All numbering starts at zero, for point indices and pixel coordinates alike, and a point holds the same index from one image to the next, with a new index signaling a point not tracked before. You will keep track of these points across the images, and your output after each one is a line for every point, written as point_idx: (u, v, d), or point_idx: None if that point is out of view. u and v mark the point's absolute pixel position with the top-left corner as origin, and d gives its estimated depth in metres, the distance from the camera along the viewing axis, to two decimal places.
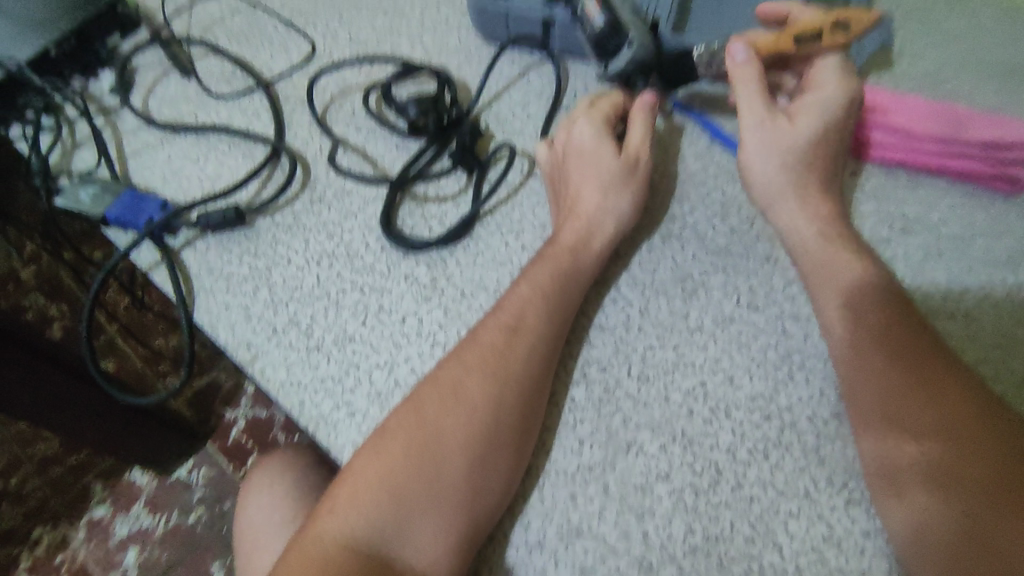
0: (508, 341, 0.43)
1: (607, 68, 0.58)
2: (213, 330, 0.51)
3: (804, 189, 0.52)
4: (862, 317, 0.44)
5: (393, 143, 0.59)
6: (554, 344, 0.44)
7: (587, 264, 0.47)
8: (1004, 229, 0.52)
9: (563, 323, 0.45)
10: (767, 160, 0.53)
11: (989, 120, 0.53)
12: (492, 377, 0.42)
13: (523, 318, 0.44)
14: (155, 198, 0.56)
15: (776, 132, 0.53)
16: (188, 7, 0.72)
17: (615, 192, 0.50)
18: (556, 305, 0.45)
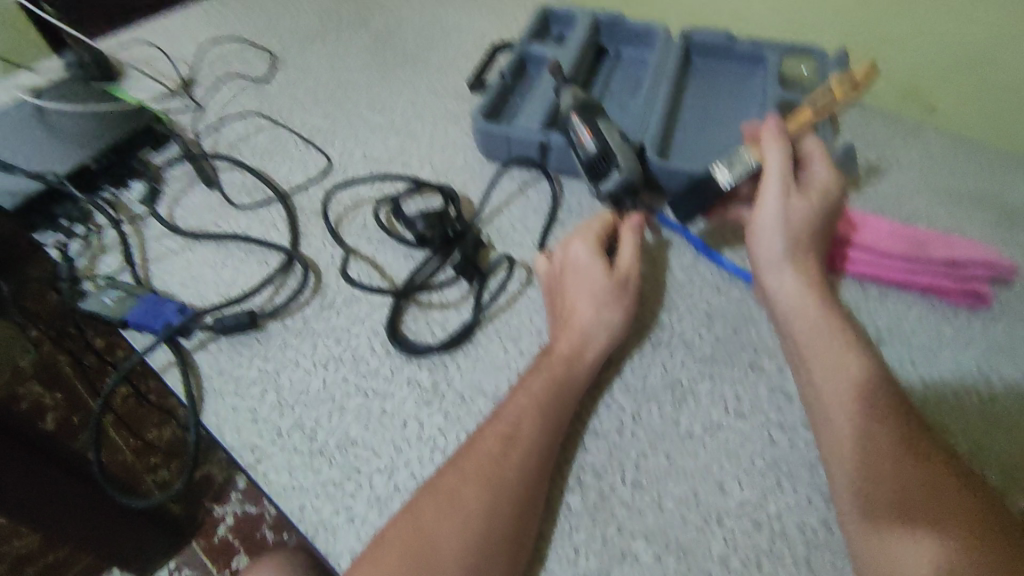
0: (504, 450, 0.45)
1: (597, 189, 0.63)
2: (219, 433, 0.52)
3: (801, 277, 0.53)
4: (849, 412, 0.46)
5: (401, 253, 0.64)
6: (549, 454, 0.46)
7: (581, 375, 0.50)
8: (970, 340, 0.56)
9: (559, 432, 0.47)
10: (779, 237, 0.55)
11: (950, 242, 0.58)
12: (487, 485, 0.43)
13: (520, 427, 0.46)
14: (174, 302, 0.59)
15: (795, 203, 0.55)
16: (217, 126, 0.80)
17: (607, 307, 0.53)
18: (551, 415, 0.47)
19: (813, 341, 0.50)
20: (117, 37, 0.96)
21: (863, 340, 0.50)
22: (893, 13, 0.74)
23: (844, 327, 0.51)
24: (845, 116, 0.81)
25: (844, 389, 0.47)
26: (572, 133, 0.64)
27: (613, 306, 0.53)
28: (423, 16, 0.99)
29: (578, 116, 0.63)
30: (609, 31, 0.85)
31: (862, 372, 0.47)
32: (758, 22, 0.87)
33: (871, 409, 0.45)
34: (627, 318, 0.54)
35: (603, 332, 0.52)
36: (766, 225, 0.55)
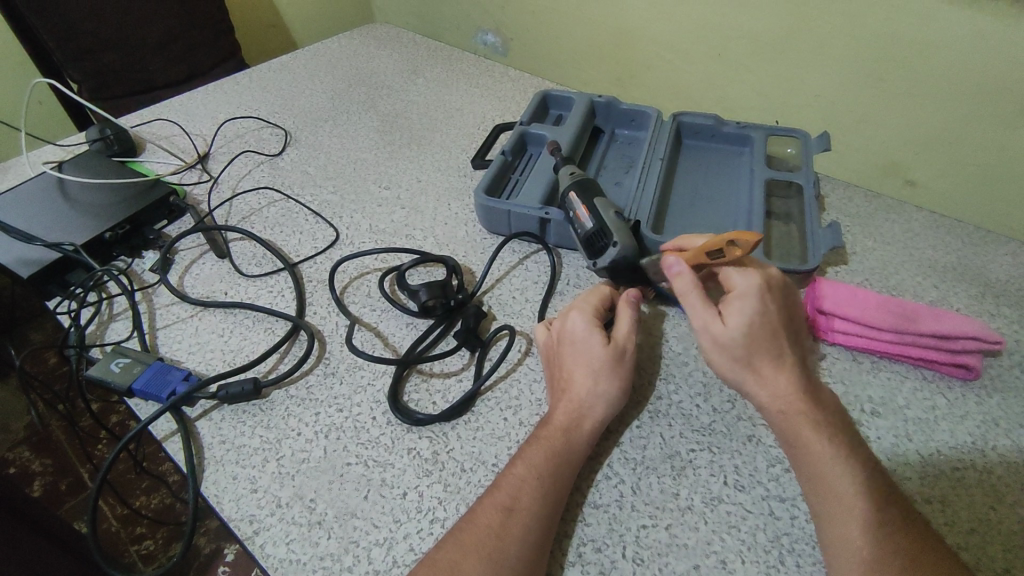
0: (501, 523, 0.44)
1: (593, 263, 0.65)
2: (217, 503, 0.52)
3: (764, 383, 0.51)
4: (832, 495, 0.45)
5: (404, 322, 0.66)
6: (549, 525, 0.46)
7: (579, 446, 0.50)
8: (964, 414, 0.56)
9: (557, 501, 0.47)
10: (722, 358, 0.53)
11: (938, 314, 0.59)
12: (485, 560, 0.43)
13: (518, 499, 0.46)
14: (180, 370, 0.60)
15: (714, 327, 0.52)
16: (229, 200, 0.84)
17: (603, 378, 0.53)
18: (550, 485, 0.47)
19: (792, 423, 0.49)
20: (139, 114, 1.02)
21: (844, 427, 0.49)
22: (869, 100, 0.79)
23: (824, 414, 0.50)
24: (829, 194, 0.86)
25: (827, 473, 0.46)
26: (571, 212, 0.67)
27: (610, 376, 0.53)
28: (429, 99, 1.05)
29: (576, 196, 0.67)
30: (604, 113, 0.91)
31: (847, 453, 0.47)
32: (743, 106, 0.93)
33: (858, 494, 0.45)
34: (625, 387, 0.54)
35: (600, 403, 0.52)
36: (709, 354, 0.53)
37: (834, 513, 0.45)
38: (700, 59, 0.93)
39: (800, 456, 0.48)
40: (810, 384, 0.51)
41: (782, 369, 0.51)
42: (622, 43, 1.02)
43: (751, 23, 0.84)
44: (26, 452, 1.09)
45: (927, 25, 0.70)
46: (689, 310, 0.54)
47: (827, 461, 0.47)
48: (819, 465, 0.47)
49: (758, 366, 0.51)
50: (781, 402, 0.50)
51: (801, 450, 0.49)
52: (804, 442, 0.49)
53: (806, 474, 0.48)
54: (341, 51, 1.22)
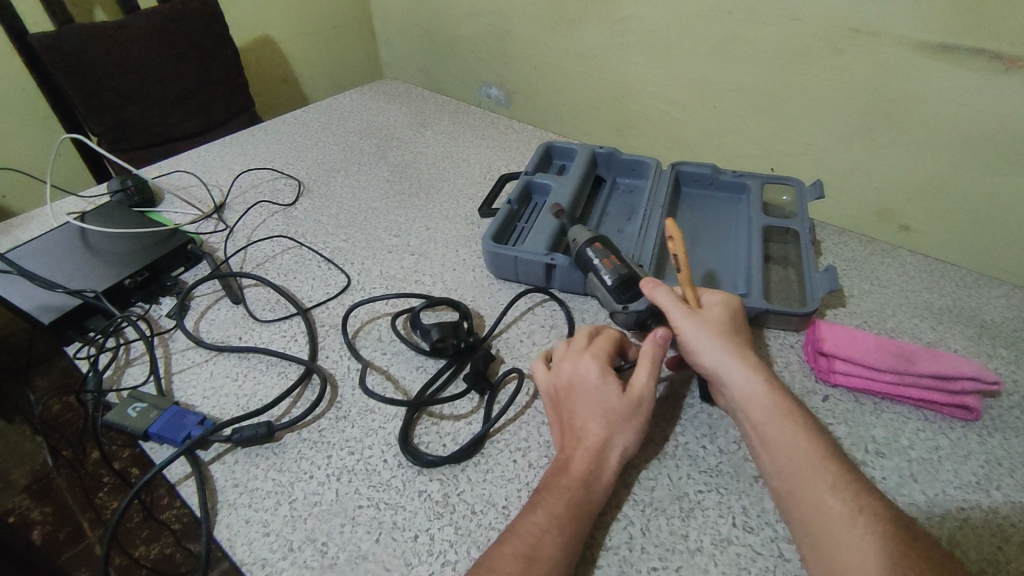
0: (524, 570, 0.45)
1: (623, 309, 0.65)
2: (230, 547, 0.52)
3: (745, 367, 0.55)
4: (809, 469, 0.48)
5: (415, 365, 0.67)
6: (569, 574, 0.47)
7: (598, 494, 0.51)
8: (967, 454, 0.57)
9: (577, 546, 0.48)
10: (709, 344, 0.57)
11: (934, 356, 0.61)
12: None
13: (538, 548, 0.46)
14: (195, 414, 0.61)
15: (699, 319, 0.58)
16: (244, 248, 0.87)
17: (624, 428, 0.54)
18: (571, 532, 0.48)
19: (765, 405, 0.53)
20: (159, 166, 1.06)
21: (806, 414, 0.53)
22: (861, 148, 0.83)
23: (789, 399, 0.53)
24: (825, 239, 0.88)
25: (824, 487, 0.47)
26: (595, 263, 0.67)
27: (630, 426, 0.55)
28: (437, 150, 1.10)
29: (601, 248, 0.68)
30: (606, 163, 0.94)
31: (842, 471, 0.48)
32: (739, 155, 0.97)
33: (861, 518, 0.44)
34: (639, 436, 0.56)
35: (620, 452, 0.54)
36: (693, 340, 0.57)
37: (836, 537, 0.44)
38: (698, 110, 0.98)
39: (772, 433, 0.51)
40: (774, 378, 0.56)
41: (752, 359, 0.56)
42: (622, 97, 1.07)
43: (744, 79, 0.89)
44: (26, 500, 1.08)
45: (910, 80, 0.74)
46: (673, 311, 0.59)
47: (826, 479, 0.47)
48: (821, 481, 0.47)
49: (736, 350, 0.56)
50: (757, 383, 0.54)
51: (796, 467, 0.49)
52: (795, 455, 0.49)
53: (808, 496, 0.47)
54: (352, 105, 1.27)
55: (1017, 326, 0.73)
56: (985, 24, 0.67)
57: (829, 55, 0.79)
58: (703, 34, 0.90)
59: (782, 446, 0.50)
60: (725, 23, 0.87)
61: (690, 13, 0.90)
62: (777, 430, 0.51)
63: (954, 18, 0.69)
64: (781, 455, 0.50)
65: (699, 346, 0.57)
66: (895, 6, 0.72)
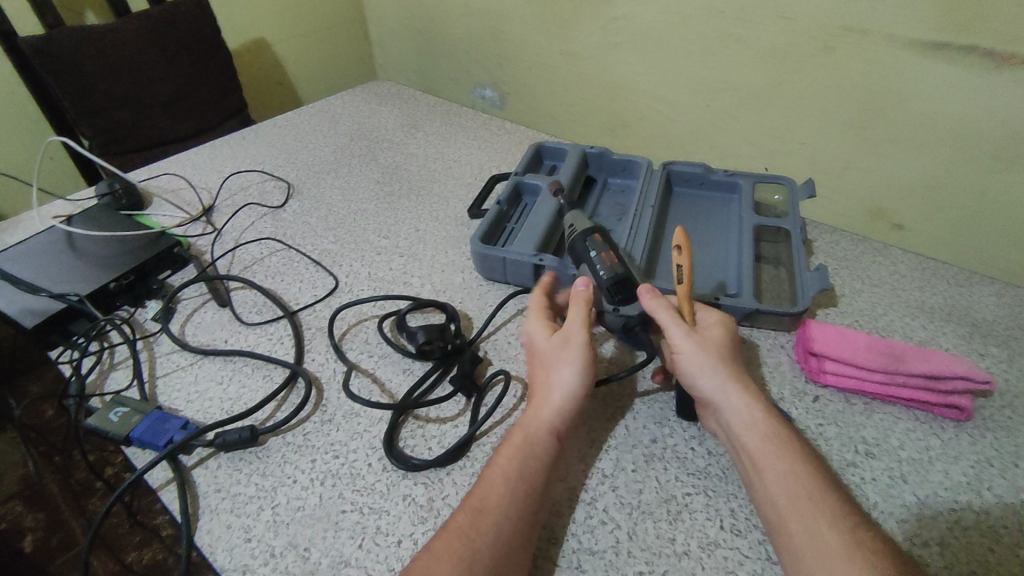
0: (471, 524, 0.46)
1: (613, 309, 0.64)
2: (211, 553, 0.51)
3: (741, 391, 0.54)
4: (804, 494, 0.46)
5: (401, 367, 0.67)
6: (516, 526, 0.47)
7: (540, 437, 0.52)
8: (958, 454, 0.57)
9: (529, 496, 0.49)
10: (706, 364, 0.55)
11: (924, 355, 0.61)
12: (459, 562, 0.44)
13: (486, 500, 0.48)
14: (178, 418, 0.61)
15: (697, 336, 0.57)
16: (232, 250, 0.86)
17: (563, 369, 0.56)
18: (518, 481, 0.49)
19: (763, 431, 0.51)
20: (148, 168, 1.06)
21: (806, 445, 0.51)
22: (852, 146, 0.82)
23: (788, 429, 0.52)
24: (817, 238, 0.88)
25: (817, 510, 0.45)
26: (592, 255, 0.65)
27: (571, 365, 0.55)
28: (428, 152, 1.09)
29: (600, 241, 0.66)
30: (596, 163, 0.94)
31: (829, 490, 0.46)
32: (731, 155, 0.97)
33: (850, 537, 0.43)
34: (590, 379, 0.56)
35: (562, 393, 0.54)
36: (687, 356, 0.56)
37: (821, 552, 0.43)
38: (689, 110, 0.97)
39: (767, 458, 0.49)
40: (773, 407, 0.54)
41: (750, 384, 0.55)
42: (614, 97, 1.07)
43: (735, 77, 0.89)
44: (19, 506, 1.08)
45: (900, 77, 0.74)
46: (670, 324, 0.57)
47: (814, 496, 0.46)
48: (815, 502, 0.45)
49: (732, 373, 0.55)
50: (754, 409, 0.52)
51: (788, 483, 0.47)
52: (789, 470, 0.48)
53: (796, 512, 0.45)
54: (343, 107, 1.27)
55: (1009, 324, 0.72)
56: (975, 21, 0.67)
57: (820, 53, 0.79)
58: (694, 32, 0.90)
59: (777, 473, 0.48)
60: (715, 22, 0.86)
61: (680, 12, 0.89)
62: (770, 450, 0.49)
63: (944, 15, 0.68)
64: (774, 478, 0.48)
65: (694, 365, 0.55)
66: (885, 3, 0.71)
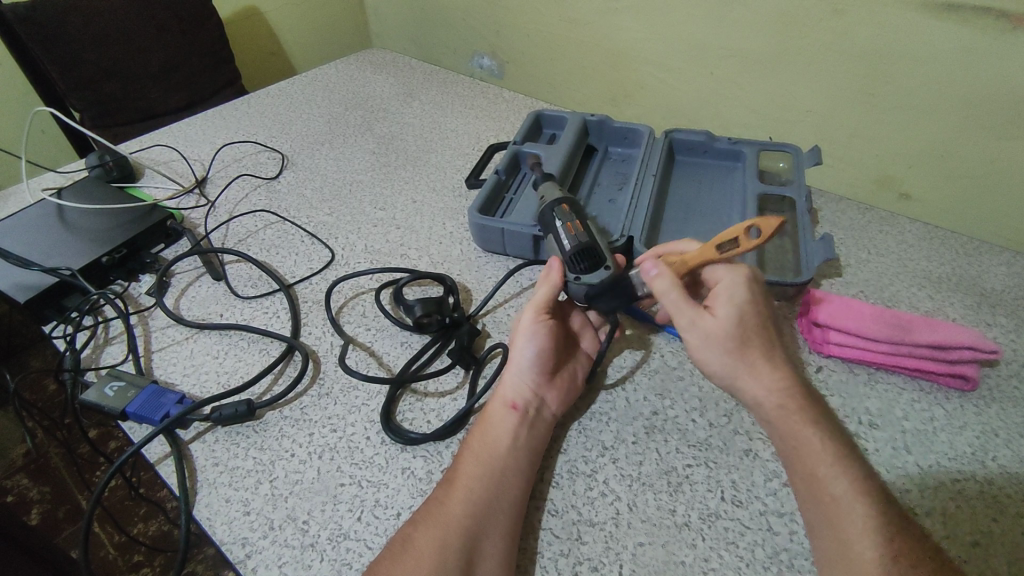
0: (446, 491, 0.47)
1: (574, 278, 0.60)
2: (210, 526, 0.51)
3: (757, 377, 0.50)
4: (837, 481, 0.45)
5: (399, 341, 0.66)
6: (490, 497, 0.47)
7: (496, 416, 0.52)
8: (963, 424, 0.56)
9: (496, 462, 0.49)
10: (712, 355, 0.51)
11: (931, 326, 0.59)
12: (437, 526, 0.44)
13: (458, 471, 0.48)
14: (174, 393, 0.60)
15: (707, 319, 0.51)
16: (226, 223, 0.84)
17: (516, 345, 0.56)
18: (482, 451, 0.50)
19: (788, 422, 0.48)
20: (139, 140, 1.03)
21: (839, 432, 0.48)
22: (860, 113, 0.80)
23: (817, 413, 0.49)
24: (822, 208, 0.86)
25: (827, 475, 0.45)
26: (558, 225, 0.64)
27: (522, 335, 0.55)
28: (425, 121, 1.06)
29: (567, 211, 0.65)
30: (597, 131, 0.92)
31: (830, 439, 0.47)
32: (735, 123, 0.94)
33: (856, 494, 0.44)
34: (548, 346, 0.55)
35: (517, 366, 0.55)
36: (700, 354, 0.52)
37: (830, 514, 0.44)
38: (692, 77, 0.95)
39: (792, 451, 0.48)
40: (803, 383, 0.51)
41: (777, 366, 0.51)
42: (615, 63, 1.04)
43: (740, 41, 0.86)
44: (23, 479, 1.08)
45: (914, 41, 0.71)
46: (674, 310, 0.53)
47: (816, 452, 0.47)
48: (817, 467, 0.46)
49: (741, 357, 0.50)
50: (778, 397, 0.49)
51: (798, 454, 0.47)
52: (794, 433, 0.48)
53: (807, 481, 0.46)
54: (338, 75, 1.24)
55: (1018, 294, 0.71)
56: None
57: (828, 16, 0.76)
58: None
59: (812, 455, 0.47)
60: None
61: None
62: (783, 423, 0.49)
63: None
64: (800, 470, 0.47)
65: (704, 360, 0.52)
66: None
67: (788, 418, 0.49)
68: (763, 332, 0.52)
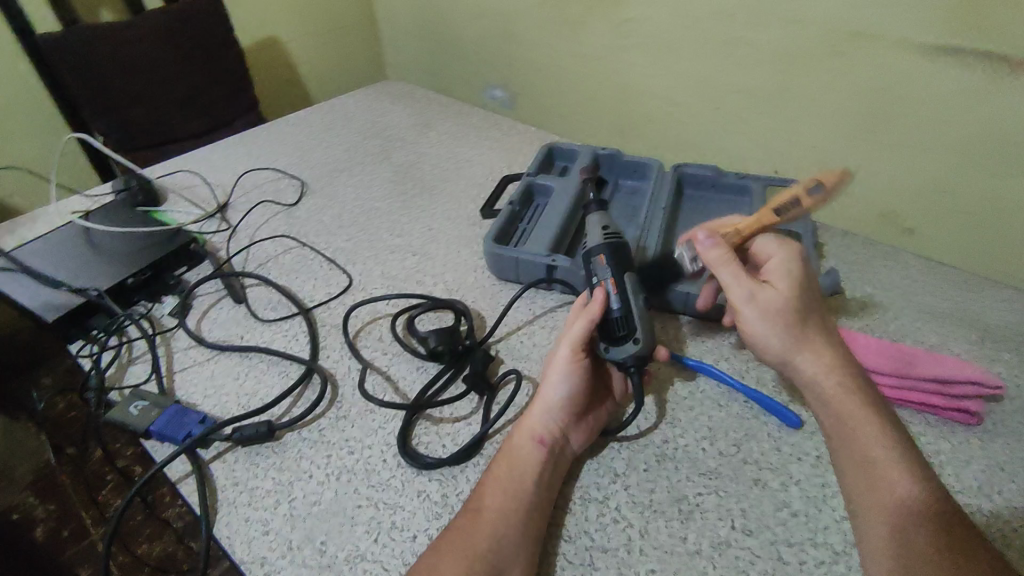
0: (472, 521, 0.48)
1: (606, 348, 0.59)
2: (230, 545, 0.52)
3: (818, 353, 0.54)
4: (896, 475, 0.46)
5: (415, 366, 0.68)
6: (514, 528, 0.48)
7: (527, 450, 0.53)
8: (969, 458, 0.57)
9: (522, 495, 0.50)
10: (767, 328, 0.55)
11: (937, 359, 0.62)
12: (463, 556, 0.46)
13: (484, 501, 0.50)
14: (196, 413, 0.62)
15: (765, 293, 0.56)
16: (247, 248, 0.87)
17: (549, 379, 0.57)
18: (509, 483, 0.51)
19: (844, 401, 0.51)
20: (163, 165, 1.07)
21: (898, 425, 0.50)
22: (863, 150, 0.83)
23: (868, 400, 0.51)
24: (828, 242, 0.88)
25: (884, 465, 0.47)
26: (596, 282, 0.63)
27: (556, 372, 0.57)
28: (440, 151, 1.10)
29: (604, 265, 0.63)
30: (608, 164, 0.94)
31: (886, 432, 0.49)
32: (742, 158, 0.97)
33: (911, 486, 0.46)
34: (579, 387, 0.57)
35: (547, 401, 0.56)
36: (755, 326, 0.56)
37: (890, 504, 0.46)
38: (700, 114, 0.98)
39: (846, 436, 0.50)
40: (851, 363, 0.54)
41: (826, 344, 0.55)
42: (626, 99, 1.07)
43: (746, 81, 0.89)
44: None
45: (915, 83, 0.74)
46: (729, 283, 0.57)
47: (868, 441, 0.49)
48: (877, 461, 0.48)
49: (796, 326, 0.55)
50: (835, 376, 0.53)
51: (854, 439, 0.49)
52: (849, 418, 0.50)
53: (861, 474, 0.48)
54: (356, 105, 1.28)
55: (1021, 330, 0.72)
56: (989, 27, 0.67)
57: (832, 58, 0.79)
58: (706, 37, 0.90)
59: (872, 442, 0.49)
60: (728, 25, 0.87)
61: (692, 14, 0.90)
62: (840, 400, 0.51)
63: (958, 21, 0.68)
64: (855, 458, 0.49)
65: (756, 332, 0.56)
66: (900, 9, 0.72)
67: (845, 396, 0.52)
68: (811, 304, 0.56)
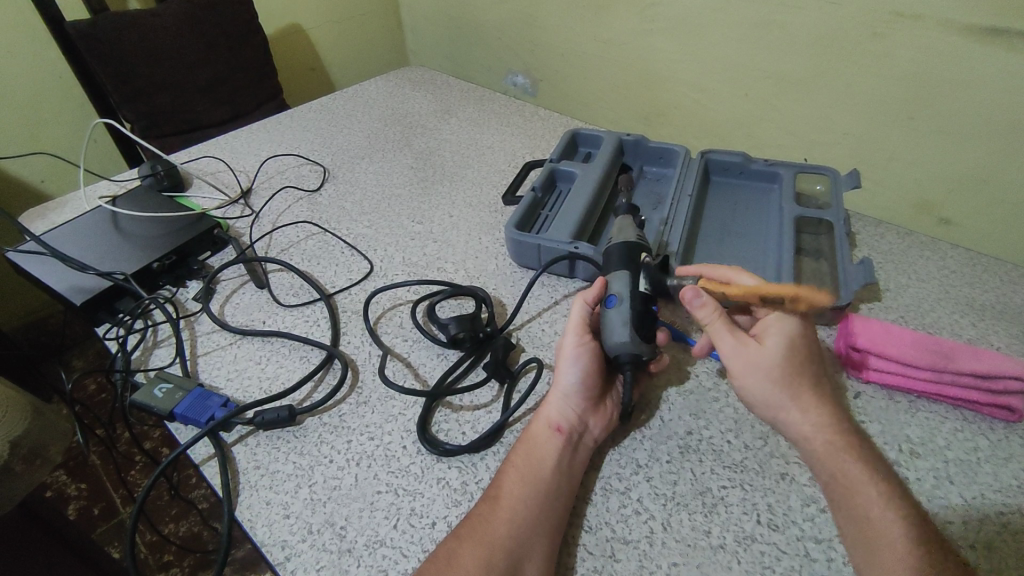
0: (491, 508, 0.48)
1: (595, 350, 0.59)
2: (251, 528, 0.53)
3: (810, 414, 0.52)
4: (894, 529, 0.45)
5: (435, 353, 0.67)
6: (531, 517, 0.47)
7: (546, 440, 0.52)
8: (1008, 456, 0.55)
9: (540, 483, 0.49)
10: (760, 385, 0.54)
11: (975, 352, 0.58)
12: (480, 544, 0.45)
13: (501, 489, 0.49)
14: (219, 396, 0.62)
15: (750, 347, 0.55)
16: (270, 234, 0.87)
17: (562, 367, 0.56)
18: (526, 471, 0.50)
19: (837, 458, 0.50)
20: (188, 151, 1.07)
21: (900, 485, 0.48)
22: (898, 137, 0.80)
23: (865, 456, 0.50)
24: (860, 232, 0.85)
25: (879, 520, 0.45)
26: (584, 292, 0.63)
27: (567, 361, 0.56)
28: (461, 137, 1.09)
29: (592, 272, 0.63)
30: (632, 151, 0.92)
31: (891, 496, 0.47)
32: (771, 144, 0.94)
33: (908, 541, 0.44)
34: (592, 374, 0.56)
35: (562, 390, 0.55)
36: (743, 382, 0.54)
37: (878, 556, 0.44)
38: (726, 99, 0.95)
39: (838, 485, 0.49)
40: (848, 425, 0.52)
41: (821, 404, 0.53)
42: (650, 85, 1.05)
43: (776, 64, 0.86)
44: (63, 476, 1.12)
45: (955, 67, 0.71)
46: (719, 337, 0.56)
47: (867, 500, 0.47)
48: (871, 511, 0.46)
49: (790, 385, 0.53)
50: (825, 433, 0.51)
51: (848, 493, 0.48)
52: (840, 474, 0.49)
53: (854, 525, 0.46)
54: (378, 92, 1.27)
55: None
56: None
57: (867, 39, 0.76)
58: (735, 20, 0.87)
59: (866, 499, 0.47)
60: (758, 7, 0.84)
61: None
62: (830, 459, 0.50)
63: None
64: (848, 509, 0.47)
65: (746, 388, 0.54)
66: None
67: (835, 452, 0.50)
68: (805, 367, 0.54)
